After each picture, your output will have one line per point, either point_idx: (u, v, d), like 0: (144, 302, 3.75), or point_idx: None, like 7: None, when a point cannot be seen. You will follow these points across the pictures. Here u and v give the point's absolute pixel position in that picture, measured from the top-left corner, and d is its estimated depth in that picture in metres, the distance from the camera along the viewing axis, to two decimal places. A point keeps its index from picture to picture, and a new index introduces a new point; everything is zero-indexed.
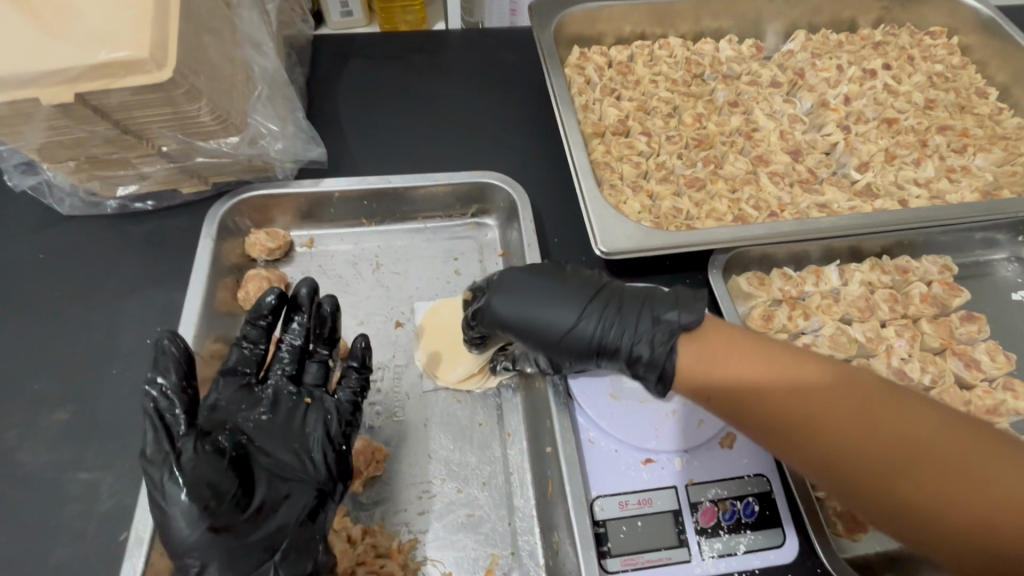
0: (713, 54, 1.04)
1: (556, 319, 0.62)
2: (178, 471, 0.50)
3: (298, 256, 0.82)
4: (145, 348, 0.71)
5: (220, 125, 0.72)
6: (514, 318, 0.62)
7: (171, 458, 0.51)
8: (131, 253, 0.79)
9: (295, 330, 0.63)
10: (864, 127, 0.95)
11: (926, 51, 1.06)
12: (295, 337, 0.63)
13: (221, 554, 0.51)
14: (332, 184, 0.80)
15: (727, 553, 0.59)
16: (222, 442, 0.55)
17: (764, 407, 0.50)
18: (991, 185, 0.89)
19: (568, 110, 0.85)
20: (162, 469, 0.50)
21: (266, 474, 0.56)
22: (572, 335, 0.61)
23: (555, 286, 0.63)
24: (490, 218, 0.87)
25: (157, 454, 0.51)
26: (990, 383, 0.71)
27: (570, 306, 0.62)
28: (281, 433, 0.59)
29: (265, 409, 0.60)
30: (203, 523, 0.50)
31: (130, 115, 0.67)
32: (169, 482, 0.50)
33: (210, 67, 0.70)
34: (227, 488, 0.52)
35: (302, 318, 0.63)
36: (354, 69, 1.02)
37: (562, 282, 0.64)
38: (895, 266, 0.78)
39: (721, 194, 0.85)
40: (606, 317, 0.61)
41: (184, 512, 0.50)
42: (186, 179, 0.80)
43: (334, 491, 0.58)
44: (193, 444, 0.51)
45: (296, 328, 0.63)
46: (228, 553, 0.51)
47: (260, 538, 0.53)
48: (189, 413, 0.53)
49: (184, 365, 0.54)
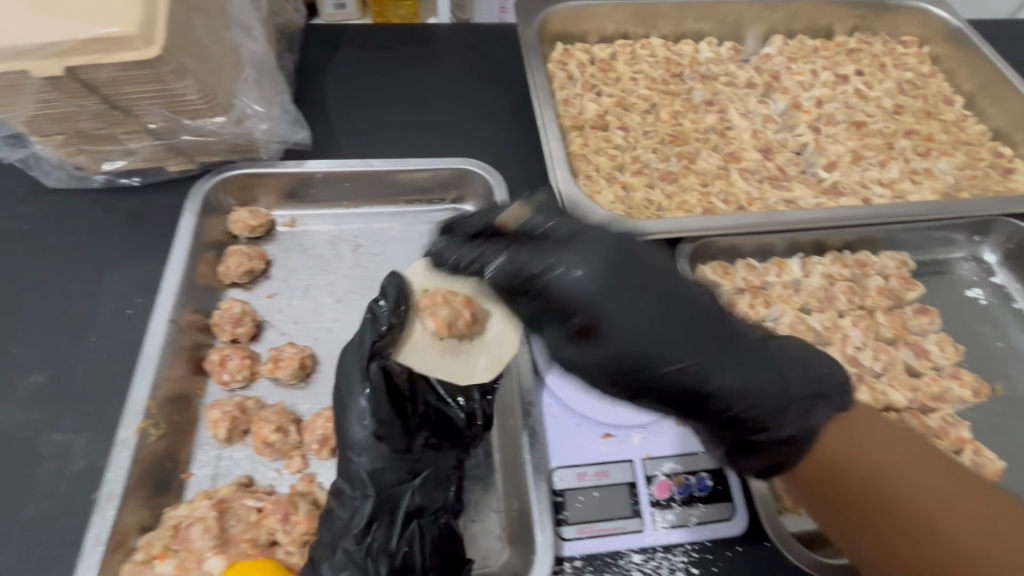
0: (692, 55, 1.08)
1: (631, 316, 0.50)
2: (369, 495, 0.57)
3: (280, 235, 0.84)
4: (124, 318, 0.73)
5: (207, 104, 0.74)
6: (614, 278, 0.50)
7: (363, 489, 0.57)
8: (115, 227, 0.81)
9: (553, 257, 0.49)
10: (834, 129, 0.99)
11: (897, 60, 1.10)
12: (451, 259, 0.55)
13: (350, 567, 0.54)
14: (315, 165, 0.82)
15: (679, 524, 0.61)
16: (405, 472, 0.59)
17: (902, 491, 0.51)
18: (951, 187, 0.92)
19: (546, 104, 0.88)
20: (358, 490, 0.57)
21: (413, 488, 0.59)
22: (626, 331, 0.50)
23: (664, 295, 0.52)
24: (468, 205, 0.88)
25: (359, 486, 0.57)
26: (940, 373, 0.74)
27: (619, 312, 0.50)
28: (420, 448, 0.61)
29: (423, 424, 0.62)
30: (361, 538, 0.56)
31: (119, 91, 0.69)
32: (359, 501, 0.57)
33: (202, 49, 0.72)
34: (385, 513, 0.57)
35: (388, 301, 0.58)
36: (345, 59, 1.05)
37: (658, 283, 0.52)
38: (855, 260, 0.82)
39: (692, 188, 0.88)
40: (652, 318, 0.51)
41: (357, 522, 0.56)
42: (173, 157, 0.82)
43: (439, 505, 0.59)
44: (371, 477, 0.57)
45: (573, 273, 0.49)
46: (355, 565, 0.55)
47: (395, 550, 0.56)
48: (387, 443, 0.59)
49: (386, 395, 0.59)
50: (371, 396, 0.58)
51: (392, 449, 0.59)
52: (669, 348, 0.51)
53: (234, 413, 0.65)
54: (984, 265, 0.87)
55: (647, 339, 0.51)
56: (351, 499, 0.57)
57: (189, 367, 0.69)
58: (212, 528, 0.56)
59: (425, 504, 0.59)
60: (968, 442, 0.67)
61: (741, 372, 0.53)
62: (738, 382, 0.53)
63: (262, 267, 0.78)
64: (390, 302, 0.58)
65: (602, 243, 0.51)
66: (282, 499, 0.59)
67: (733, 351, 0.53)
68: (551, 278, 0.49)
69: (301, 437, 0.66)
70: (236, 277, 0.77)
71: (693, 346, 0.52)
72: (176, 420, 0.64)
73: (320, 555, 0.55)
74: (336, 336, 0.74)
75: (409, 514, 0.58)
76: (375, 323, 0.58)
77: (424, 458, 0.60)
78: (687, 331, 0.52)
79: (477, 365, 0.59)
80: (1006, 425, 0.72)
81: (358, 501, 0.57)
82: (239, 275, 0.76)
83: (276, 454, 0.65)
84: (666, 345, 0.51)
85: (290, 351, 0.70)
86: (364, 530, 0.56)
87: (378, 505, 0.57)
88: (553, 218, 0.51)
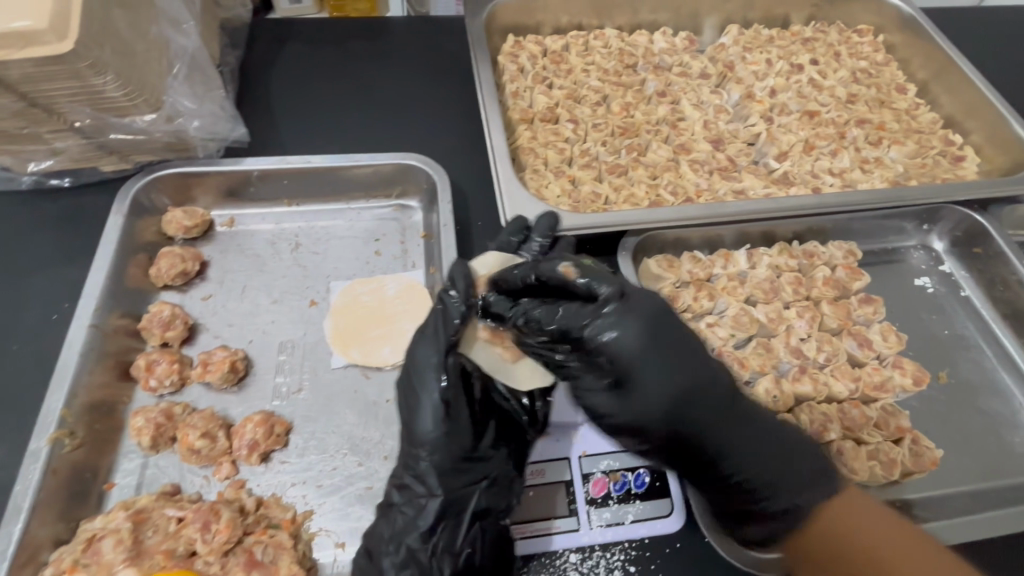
0: (647, 45, 1.06)
1: (657, 394, 0.52)
2: (436, 494, 0.56)
3: (218, 235, 0.81)
4: (50, 324, 0.71)
5: (132, 101, 0.71)
6: (648, 363, 0.52)
7: (428, 489, 0.56)
8: (44, 230, 0.78)
9: (596, 320, 0.52)
10: (787, 118, 0.98)
11: (852, 48, 1.10)
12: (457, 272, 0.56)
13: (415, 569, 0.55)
14: (252, 163, 0.80)
15: (615, 522, 0.60)
16: (477, 473, 0.57)
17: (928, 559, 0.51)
18: (901, 175, 0.92)
19: (491, 99, 0.87)
20: (419, 490, 0.56)
21: (479, 490, 0.57)
22: (638, 404, 0.53)
23: (691, 377, 0.54)
24: (413, 201, 0.87)
25: (423, 486, 0.56)
26: (883, 362, 0.74)
27: (643, 385, 0.52)
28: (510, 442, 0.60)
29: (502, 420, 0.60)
30: (427, 538, 0.55)
31: (36, 88, 0.65)
32: (426, 500, 0.56)
33: (121, 42, 0.68)
34: (450, 512, 0.56)
35: (459, 292, 0.55)
36: (291, 53, 1.02)
37: (692, 370, 0.54)
38: (802, 251, 0.81)
39: (641, 180, 0.87)
40: (676, 393, 0.53)
41: (419, 522, 0.55)
42: (104, 156, 0.79)
43: (500, 508, 0.57)
44: (438, 476, 0.55)
45: (614, 334, 0.52)
46: (421, 565, 0.55)
47: (458, 551, 0.55)
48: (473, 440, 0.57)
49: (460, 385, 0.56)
50: (445, 389, 0.54)
51: (473, 448, 0.57)
52: (669, 417, 0.53)
53: (159, 420, 0.63)
54: (933, 252, 0.87)
55: (659, 406, 0.53)
56: (416, 498, 0.56)
57: (116, 374, 0.67)
58: (125, 541, 0.54)
59: (490, 504, 0.57)
60: (906, 431, 0.67)
61: (739, 442, 0.55)
62: (722, 454, 0.55)
63: (196, 268, 0.76)
64: (461, 293, 0.55)
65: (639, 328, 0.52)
66: (203, 507, 0.57)
67: (740, 419, 0.56)
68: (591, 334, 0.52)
69: (230, 442, 0.64)
70: (169, 280, 0.74)
71: (704, 418, 0.54)
72: (97, 429, 0.62)
73: (380, 550, 0.55)
74: (272, 337, 0.73)
75: (472, 517, 0.56)
76: (445, 315, 0.55)
77: (508, 454, 0.59)
78: (699, 404, 0.54)
79: (537, 363, 0.63)
80: (947, 412, 0.72)
81: (422, 502, 0.56)
82: (172, 277, 0.74)
83: (203, 460, 0.63)
84: (671, 409, 0.53)
85: (220, 355, 0.68)
86: (429, 530, 0.55)
87: (446, 505, 0.56)
88: (608, 287, 0.52)
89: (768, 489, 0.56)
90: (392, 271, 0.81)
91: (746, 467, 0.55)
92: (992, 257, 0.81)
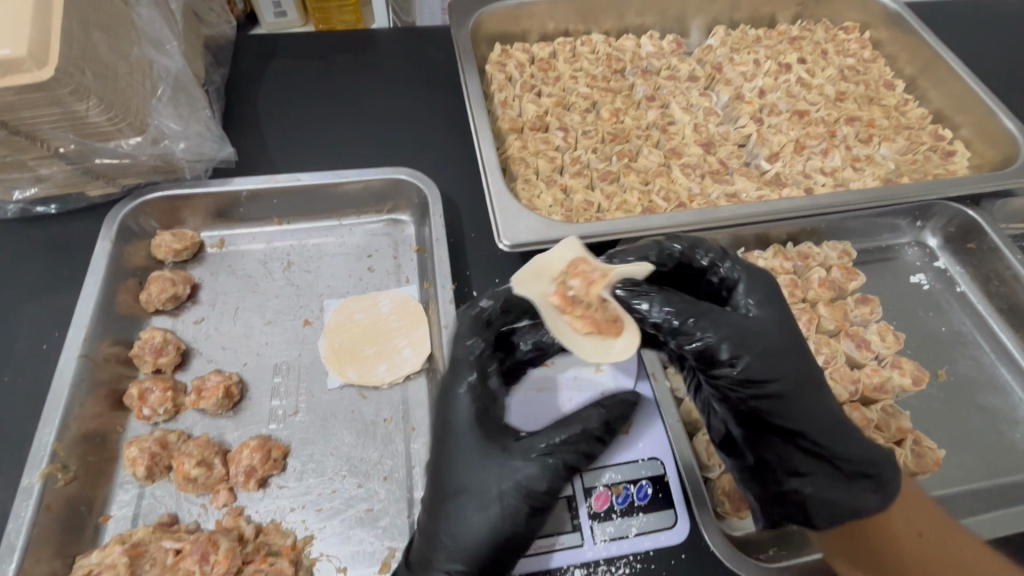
0: (634, 50, 1.06)
1: (799, 371, 0.56)
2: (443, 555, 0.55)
3: (208, 257, 0.81)
4: (40, 354, 0.70)
5: (115, 125, 0.70)
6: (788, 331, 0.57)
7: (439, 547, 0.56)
8: (33, 258, 0.77)
9: (741, 272, 0.60)
10: (777, 119, 0.98)
11: (839, 46, 1.10)
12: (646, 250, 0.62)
13: None
14: (240, 183, 0.79)
15: (618, 536, 0.59)
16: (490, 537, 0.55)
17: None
18: (892, 172, 0.92)
19: (479, 110, 0.86)
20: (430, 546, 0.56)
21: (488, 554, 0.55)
22: (787, 382, 0.56)
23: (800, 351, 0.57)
24: (405, 214, 0.86)
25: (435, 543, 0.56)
26: (881, 362, 0.74)
27: (790, 360, 0.56)
28: (519, 505, 0.55)
29: (518, 481, 0.56)
30: None
31: (17, 116, 0.63)
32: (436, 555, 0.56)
33: (102, 66, 0.67)
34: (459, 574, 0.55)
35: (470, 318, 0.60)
36: (277, 68, 1.01)
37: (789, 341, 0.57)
38: (797, 252, 0.81)
39: (633, 187, 0.87)
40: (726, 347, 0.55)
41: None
42: (91, 181, 0.77)
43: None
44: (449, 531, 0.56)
45: (750, 283, 0.59)
46: None
47: None
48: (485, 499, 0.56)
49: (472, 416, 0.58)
50: (458, 425, 0.58)
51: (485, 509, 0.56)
52: (779, 357, 0.55)
53: (153, 450, 0.62)
54: (927, 249, 0.87)
55: (756, 349, 0.55)
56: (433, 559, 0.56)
57: (108, 403, 0.66)
58: None
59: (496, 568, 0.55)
60: (907, 432, 0.67)
61: (804, 388, 0.56)
62: (785, 391, 0.56)
63: (187, 292, 0.75)
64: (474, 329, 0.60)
65: (760, 284, 0.59)
66: (201, 538, 0.57)
67: (818, 381, 0.58)
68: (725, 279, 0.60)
69: (227, 469, 0.63)
70: (160, 304, 0.73)
71: (812, 367, 0.57)
72: (91, 461, 0.62)
73: None
74: (267, 359, 0.72)
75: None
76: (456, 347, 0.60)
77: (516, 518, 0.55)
78: (803, 355, 0.57)
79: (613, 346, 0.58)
80: (947, 410, 0.72)
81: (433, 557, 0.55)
82: (162, 301, 0.73)
83: (200, 488, 0.62)
84: (784, 343, 0.56)
85: (214, 380, 0.67)
86: None
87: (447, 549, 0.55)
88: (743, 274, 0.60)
89: (829, 447, 0.57)
90: (386, 287, 0.80)
91: (799, 407, 0.56)
92: (986, 252, 0.81)
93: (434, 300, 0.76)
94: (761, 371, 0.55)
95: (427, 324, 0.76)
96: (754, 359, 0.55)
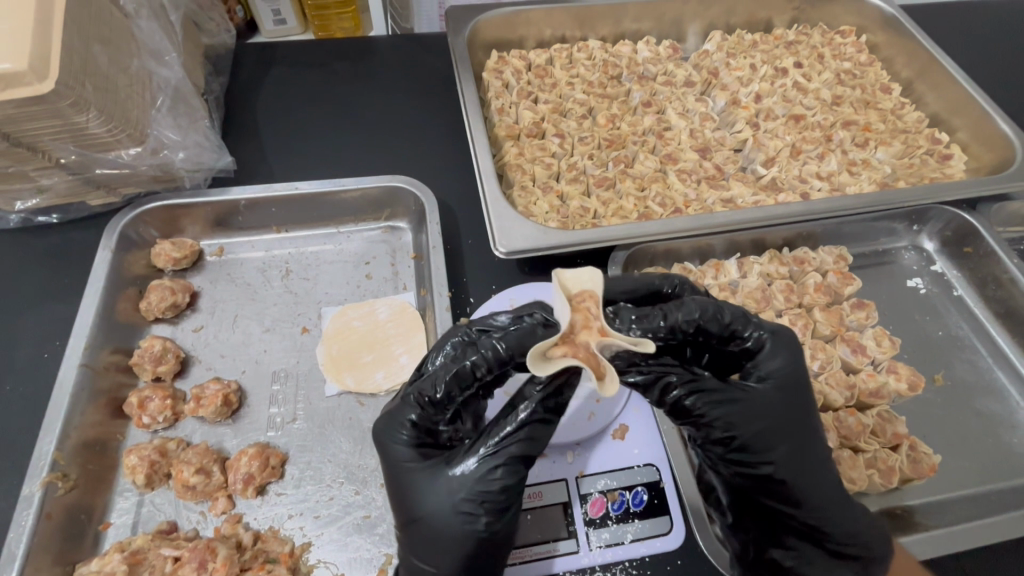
0: (630, 55, 1.06)
1: (801, 448, 0.56)
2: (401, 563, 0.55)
3: (207, 265, 0.81)
4: (41, 363, 0.70)
5: (116, 136, 0.71)
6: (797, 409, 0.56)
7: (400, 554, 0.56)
8: (34, 268, 0.78)
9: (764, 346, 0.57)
10: (773, 123, 0.98)
11: (836, 50, 1.10)
12: (675, 319, 0.52)
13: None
14: (239, 192, 0.80)
15: (614, 542, 0.60)
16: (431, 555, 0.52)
17: None
18: (889, 176, 0.92)
19: (476, 117, 0.87)
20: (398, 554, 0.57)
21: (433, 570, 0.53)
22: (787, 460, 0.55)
23: (804, 429, 0.56)
24: (403, 222, 0.87)
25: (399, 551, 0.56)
26: (877, 366, 0.75)
27: (792, 439, 0.55)
28: (456, 527, 0.51)
29: (458, 501, 0.51)
30: None
31: (19, 128, 0.64)
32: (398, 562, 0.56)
33: (102, 78, 0.68)
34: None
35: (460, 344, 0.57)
36: (276, 76, 1.02)
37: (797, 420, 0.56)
38: (793, 257, 0.81)
39: (629, 193, 0.87)
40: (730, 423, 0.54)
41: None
42: (92, 191, 0.78)
43: None
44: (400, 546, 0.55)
45: (772, 356, 0.57)
46: None
47: None
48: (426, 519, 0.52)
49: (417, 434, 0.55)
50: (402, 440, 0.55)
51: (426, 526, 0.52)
52: (781, 434, 0.55)
53: (152, 458, 0.63)
54: (924, 253, 0.87)
55: (756, 425, 0.55)
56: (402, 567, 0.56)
57: (109, 411, 0.67)
58: None
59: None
60: (904, 438, 0.67)
61: (806, 465, 0.56)
62: (786, 467, 0.55)
63: (187, 300, 0.76)
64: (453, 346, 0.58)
65: (779, 356, 0.57)
66: (200, 545, 0.57)
67: (822, 457, 0.57)
68: (746, 349, 0.57)
69: (225, 476, 0.64)
70: (159, 313, 0.74)
71: (815, 442, 0.57)
72: (91, 469, 0.62)
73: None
74: (265, 367, 0.72)
75: None
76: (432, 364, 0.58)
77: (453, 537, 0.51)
78: (806, 429, 0.57)
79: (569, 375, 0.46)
80: (944, 415, 0.72)
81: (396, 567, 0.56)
82: (162, 310, 0.74)
83: (198, 496, 0.63)
84: (789, 419, 0.55)
85: (213, 389, 0.68)
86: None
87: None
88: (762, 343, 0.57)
89: (827, 521, 0.56)
90: (383, 294, 0.81)
91: (802, 481, 0.55)
92: (983, 256, 0.81)
93: (431, 307, 0.76)
94: (760, 446, 0.55)
95: (423, 331, 0.76)
96: (753, 437, 0.54)
